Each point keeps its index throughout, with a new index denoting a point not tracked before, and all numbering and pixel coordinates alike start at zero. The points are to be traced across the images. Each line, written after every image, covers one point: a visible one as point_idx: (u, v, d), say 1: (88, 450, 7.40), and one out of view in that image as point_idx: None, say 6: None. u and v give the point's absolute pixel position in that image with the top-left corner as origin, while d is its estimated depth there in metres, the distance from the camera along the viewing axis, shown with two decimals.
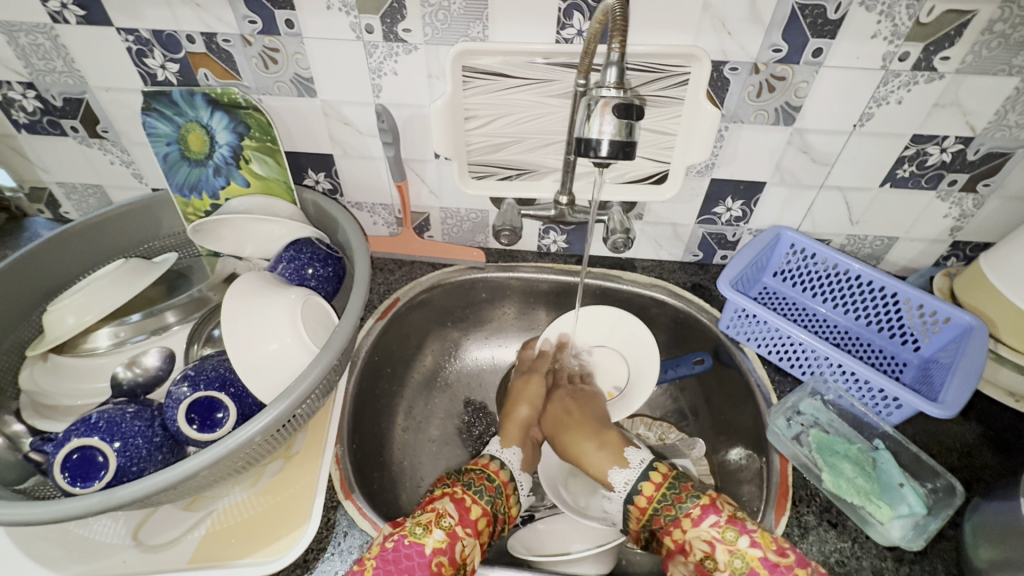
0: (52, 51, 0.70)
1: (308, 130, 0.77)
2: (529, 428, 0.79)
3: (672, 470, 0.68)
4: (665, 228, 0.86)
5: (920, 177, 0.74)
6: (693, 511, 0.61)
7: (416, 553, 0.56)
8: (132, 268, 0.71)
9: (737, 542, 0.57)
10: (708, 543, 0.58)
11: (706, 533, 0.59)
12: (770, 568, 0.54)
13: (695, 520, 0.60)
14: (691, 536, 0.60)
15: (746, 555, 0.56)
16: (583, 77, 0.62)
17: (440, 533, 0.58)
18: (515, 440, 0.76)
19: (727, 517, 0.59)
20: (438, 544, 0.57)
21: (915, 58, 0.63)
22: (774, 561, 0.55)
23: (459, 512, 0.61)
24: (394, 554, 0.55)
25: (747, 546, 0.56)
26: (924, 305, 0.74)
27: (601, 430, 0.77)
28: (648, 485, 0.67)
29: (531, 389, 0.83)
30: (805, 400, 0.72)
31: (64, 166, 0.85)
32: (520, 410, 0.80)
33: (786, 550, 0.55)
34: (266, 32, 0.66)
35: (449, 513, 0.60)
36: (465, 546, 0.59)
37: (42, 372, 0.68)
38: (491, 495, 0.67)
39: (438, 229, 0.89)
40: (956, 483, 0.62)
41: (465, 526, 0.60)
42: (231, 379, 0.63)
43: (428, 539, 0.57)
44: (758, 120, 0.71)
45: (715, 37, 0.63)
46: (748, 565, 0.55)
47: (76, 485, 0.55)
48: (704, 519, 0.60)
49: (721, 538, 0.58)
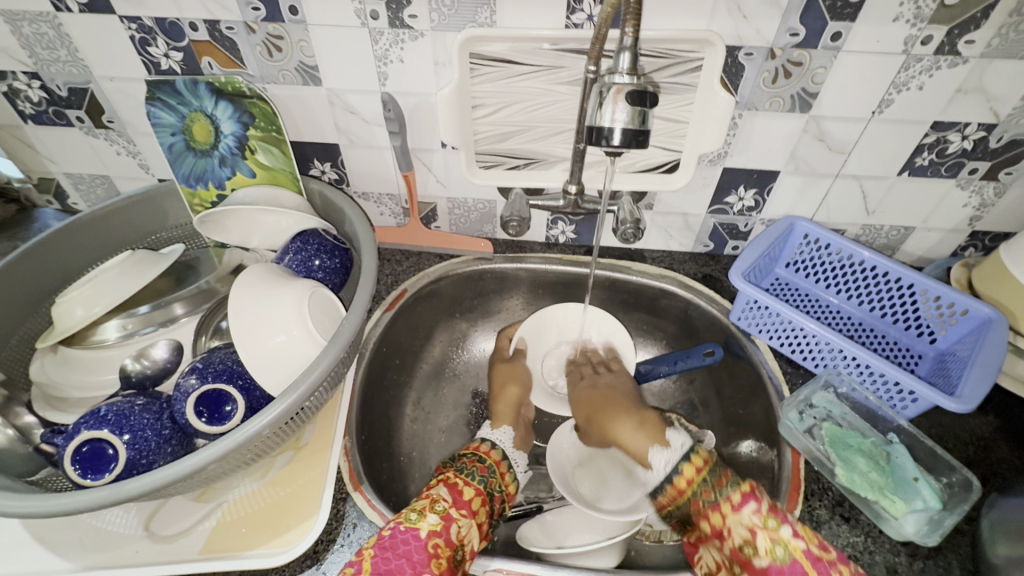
0: (56, 40, 0.69)
1: (314, 120, 0.76)
2: (519, 407, 0.81)
3: (709, 453, 0.66)
4: (675, 218, 0.84)
5: (939, 165, 0.72)
6: (733, 497, 0.60)
7: (412, 537, 0.56)
8: (140, 259, 0.71)
9: (779, 531, 0.56)
10: (749, 530, 0.57)
11: (748, 520, 0.58)
12: (812, 560, 0.53)
13: (736, 505, 0.59)
14: (730, 522, 0.59)
15: (787, 544, 0.55)
16: (594, 64, 0.60)
17: (435, 517, 0.58)
18: (505, 421, 0.78)
19: (768, 506, 0.58)
20: (434, 527, 0.57)
21: (938, 42, 0.61)
22: (816, 553, 0.54)
23: (452, 496, 0.62)
24: (392, 540, 0.55)
25: (790, 535, 0.55)
26: (942, 297, 0.72)
27: (638, 410, 0.76)
28: (688, 467, 0.65)
29: (518, 373, 0.85)
30: (818, 393, 0.70)
31: (71, 157, 0.85)
32: (511, 389, 0.82)
33: (828, 546, 0.55)
34: (270, 19, 0.65)
35: (443, 498, 0.61)
36: (461, 528, 0.59)
37: (52, 364, 0.68)
38: (484, 476, 0.67)
39: (445, 219, 0.88)
40: (972, 478, 0.61)
41: (459, 508, 0.61)
42: (238, 371, 0.63)
43: (423, 523, 0.57)
44: (774, 107, 0.69)
45: (731, 21, 0.61)
46: (790, 555, 0.54)
47: (86, 477, 0.55)
48: (744, 506, 0.59)
49: (763, 525, 0.56)
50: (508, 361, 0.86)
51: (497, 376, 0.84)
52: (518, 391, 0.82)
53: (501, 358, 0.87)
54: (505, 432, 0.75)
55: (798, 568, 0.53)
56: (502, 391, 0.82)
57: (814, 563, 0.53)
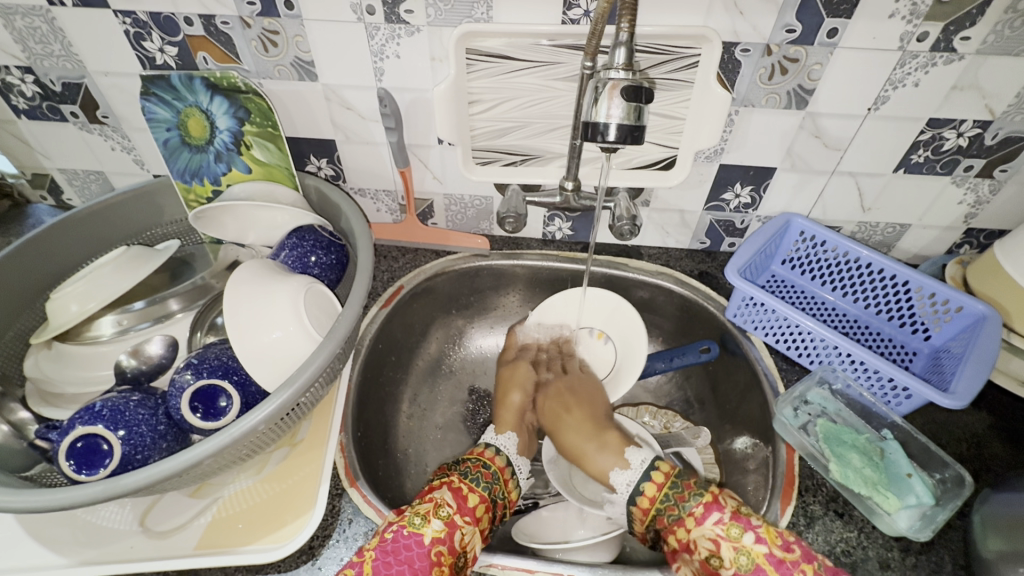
0: (49, 34, 0.69)
1: (309, 115, 0.76)
2: (524, 413, 0.79)
3: (672, 467, 0.66)
4: (672, 215, 0.84)
5: (934, 162, 0.73)
6: (696, 509, 0.59)
7: (414, 543, 0.56)
8: (135, 255, 0.71)
9: (742, 539, 0.56)
10: (712, 542, 0.57)
11: (710, 531, 0.57)
12: (776, 564, 0.54)
13: (698, 518, 0.59)
14: (695, 536, 0.58)
15: (750, 551, 0.55)
16: (590, 60, 0.60)
17: (439, 523, 0.58)
18: (509, 427, 0.76)
19: (731, 515, 0.58)
20: (437, 534, 0.57)
21: (934, 38, 0.61)
22: (779, 557, 0.54)
23: (457, 501, 0.61)
24: (393, 544, 0.56)
25: (753, 542, 0.55)
26: (936, 294, 0.73)
27: (602, 428, 0.75)
28: (650, 485, 0.64)
29: (521, 375, 0.82)
30: (812, 389, 0.71)
31: (66, 152, 0.84)
32: (513, 396, 0.79)
33: (792, 545, 0.55)
34: (265, 14, 0.65)
35: (447, 503, 0.60)
36: (464, 535, 0.59)
37: (46, 360, 0.68)
38: (488, 482, 0.66)
39: (442, 215, 0.88)
40: (965, 474, 0.61)
41: (463, 515, 0.60)
42: (234, 367, 0.62)
43: (426, 529, 0.57)
44: (770, 104, 0.69)
45: (727, 17, 0.61)
46: (754, 562, 0.54)
47: (81, 473, 0.55)
48: (706, 517, 0.58)
49: (726, 535, 0.56)
50: (511, 362, 0.84)
51: (502, 380, 0.82)
52: (521, 397, 0.80)
53: (505, 360, 0.85)
54: (500, 428, 0.75)
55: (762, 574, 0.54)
56: (505, 397, 0.80)
57: (778, 567, 0.53)
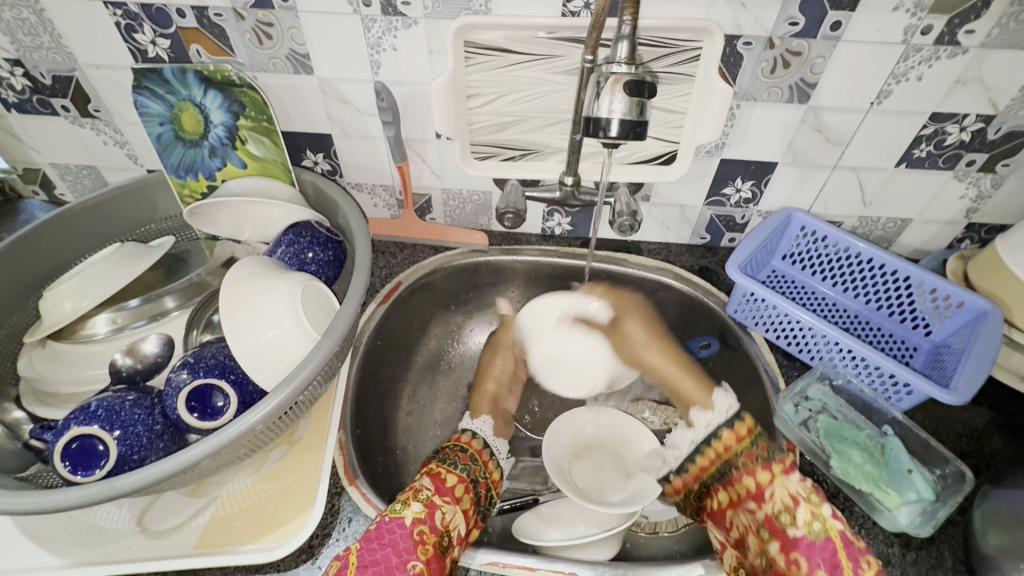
0: (38, 26, 0.68)
1: (305, 108, 0.74)
2: (497, 401, 0.83)
3: (751, 425, 0.69)
4: (673, 211, 0.84)
5: (937, 157, 0.72)
6: (785, 462, 0.64)
7: (397, 526, 0.57)
8: (130, 251, 0.70)
9: (821, 508, 0.60)
10: (791, 498, 0.61)
11: (793, 488, 0.62)
12: (845, 542, 0.57)
13: (785, 471, 0.64)
14: (775, 484, 0.63)
15: (825, 521, 0.59)
16: (591, 53, 0.59)
17: (419, 505, 0.61)
18: (484, 412, 0.80)
19: (814, 484, 0.62)
20: (417, 515, 0.59)
21: (939, 32, 0.60)
22: (850, 538, 0.57)
23: (435, 484, 0.64)
24: (377, 530, 0.57)
25: (830, 514, 0.59)
26: (937, 290, 0.72)
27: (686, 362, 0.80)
28: (729, 434, 0.70)
29: (497, 365, 0.85)
30: (813, 385, 0.70)
31: (57, 147, 0.83)
32: (488, 386, 0.83)
33: (861, 536, 0.58)
34: (259, 6, 0.64)
35: (427, 487, 0.64)
36: (444, 514, 0.61)
37: (40, 359, 0.67)
38: (467, 464, 0.69)
39: (440, 211, 0.87)
40: (966, 470, 0.61)
41: (443, 496, 0.63)
42: (231, 366, 0.62)
43: (407, 512, 0.59)
44: (772, 98, 0.68)
45: (730, 10, 0.60)
46: (826, 532, 0.58)
47: (77, 474, 0.54)
48: (793, 475, 0.63)
49: (806, 497, 0.61)
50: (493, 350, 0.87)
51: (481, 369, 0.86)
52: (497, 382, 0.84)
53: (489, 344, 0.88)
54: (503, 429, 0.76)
55: (831, 545, 0.57)
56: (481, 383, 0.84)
57: (846, 546, 0.57)
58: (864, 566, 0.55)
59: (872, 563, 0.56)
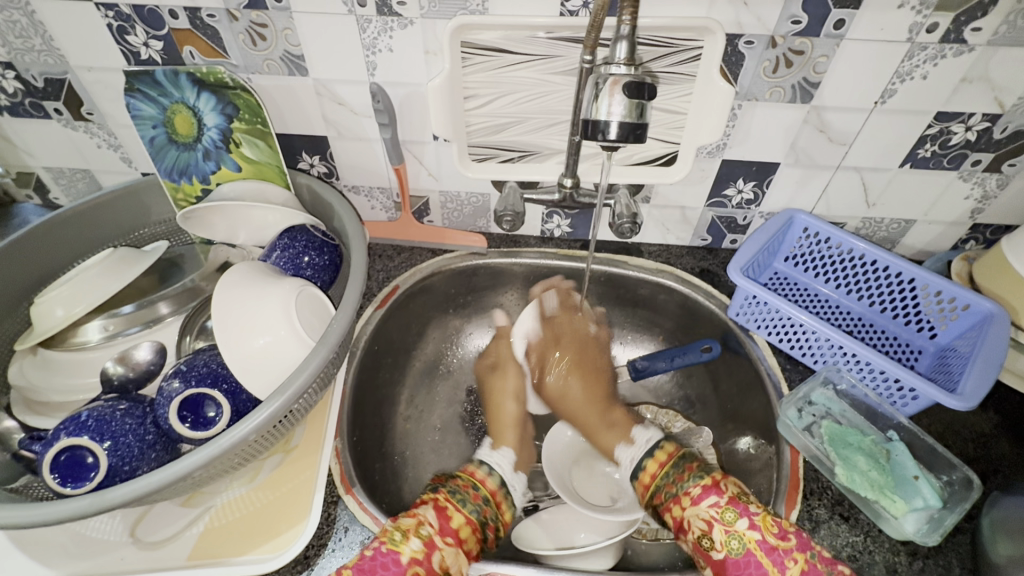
0: (29, 28, 0.67)
1: (300, 111, 0.73)
2: (521, 423, 0.79)
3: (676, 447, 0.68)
4: (673, 212, 0.83)
5: (942, 157, 0.71)
6: (694, 490, 0.62)
7: (392, 562, 0.54)
8: (123, 256, 0.69)
9: (736, 524, 0.57)
10: (706, 522, 0.59)
11: (705, 513, 0.59)
12: (767, 550, 0.55)
13: (694, 500, 0.61)
14: (690, 514, 0.61)
15: (743, 536, 0.56)
16: (590, 53, 0.58)
17: (418, 542, 0.56)
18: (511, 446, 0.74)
19: (729, 499, 0.59)
20: (415, 555, 0.55)
21: (944, 29, 0.59)
22: (771, 544, 0.55)
23: (439, 521, 0.59)
24: (371, 562, 0.54)
25: (746, 528, 0.57)
26: (942, 292, 0.71)
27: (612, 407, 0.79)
28: (651, 462, 0.68)
29: (508, 384, 0.81)
30: (817, 390, 0.69)
31: (50, 150, 0.82)
32: (508, 409, 0.79)
33: (788, 533, 0.56)
34: (253, 7, 0.63)
35: (429, 521, 0.58)
36: (444, 557, 0.57)
37: (32, 367, 0.66)
38: (477, 503, 0.63)
39: (438, 213, 0.86)
40: (973, 476, 0.60)
41: (445, 536, 0.58)
42: (224, 375, 0.61)
43: (405, 547, 0.55)
44: (774, 98, 0.67)
45: (731, 8, 0.59)
46: (745, 546, 0.56)
47: (66, 486, 0.54)
48: (704, 500, 0.60)
49: (720, 518, 0.58)
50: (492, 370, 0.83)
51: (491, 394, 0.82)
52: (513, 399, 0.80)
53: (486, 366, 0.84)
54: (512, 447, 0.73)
55: (752, 559, 0.55)
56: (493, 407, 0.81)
57: (769, 553, 0.55)
58: (790, 567, 0.54)
59: (799, 560, 0.54)
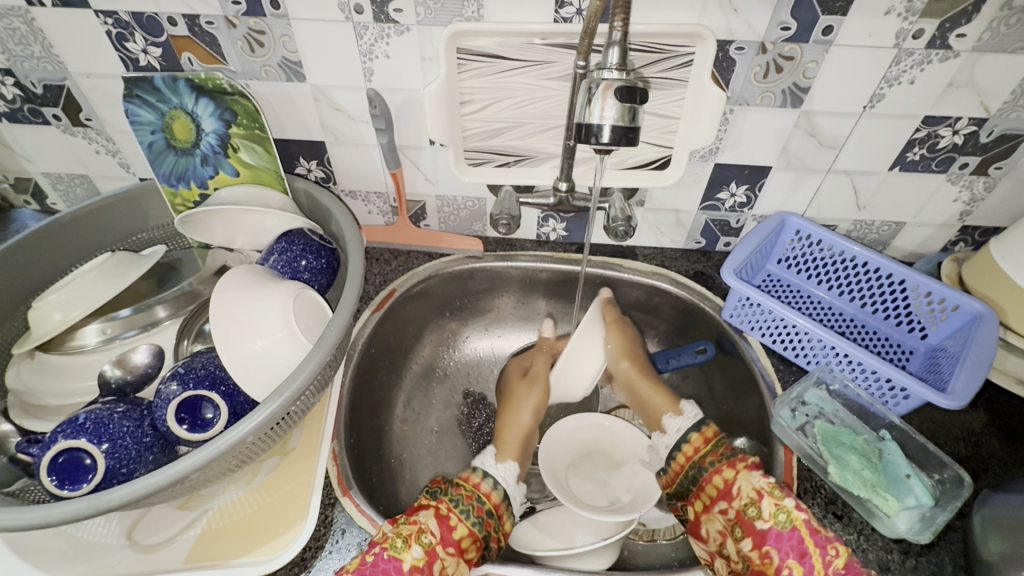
0: (29, 35, 0.67)
1: (298, 115, 0.74)
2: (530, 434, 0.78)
3: (715, 431, 0.71)
4: (667, 215, 0.83)
5: (930, 160, 0.72)
6: (745, 464, 0.64)
7: (393, 569, 0.54)
8: (119, 263, 0.69)
9: (784, 501, 0.59)
10: (755, 492, 0.61)
11: (756, 484, 0.61)
12: (811, 531, 0.56)
13: (749, 469, 0.63)
14: (739, 481, 0.63)
15: (790, 512, 0.58)
16: (583, 59, 0.59)
17: (419, 550, 0.56)
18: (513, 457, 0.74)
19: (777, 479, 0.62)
20: (416, 562, 0.55)
21: (930, 35, 0.60)
22: (816, 526, 0.57)
23: (441, 530, 0.59)
24: (373, 568, 0.54)
25: (793, 507, 0.58)
26: (932, 293, 0.72)
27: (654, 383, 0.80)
28: (696, 437, 0.71)
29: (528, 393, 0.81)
30: (810, 390, 0.70)
31: (48, 156, 0.82)
32: (523, 418, 0.79)
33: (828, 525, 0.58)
34: (251, 14, 0.63)
35: (431, 530, 0.58)
36: (443, 566, 0.57)
37: (30, 370, 0.67)
38: (480, 516, 0.64)
39: (434, 217, 0.87)
40: (964, 475, 0.61)
41: (446, 546, 0.58)
42: (221, 377, 0.61)
43: (406, 554, 0.55)
44: (765, 103, 0.68)
45: (722, 15, 0.60)
46: (792, 522, 0.57)
47: (63, 488, 0.54)
48: (756, 471, 0.63)
49: (770, 491, 0.60)
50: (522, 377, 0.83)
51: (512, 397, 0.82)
52: (529, 406, 0.80)
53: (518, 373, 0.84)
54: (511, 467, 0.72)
55: (797, 533, 0.57)
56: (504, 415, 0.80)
57: (812, 534, 0.56)
58: (831, 552, 0.55)
59: (840, 552, 0.55)
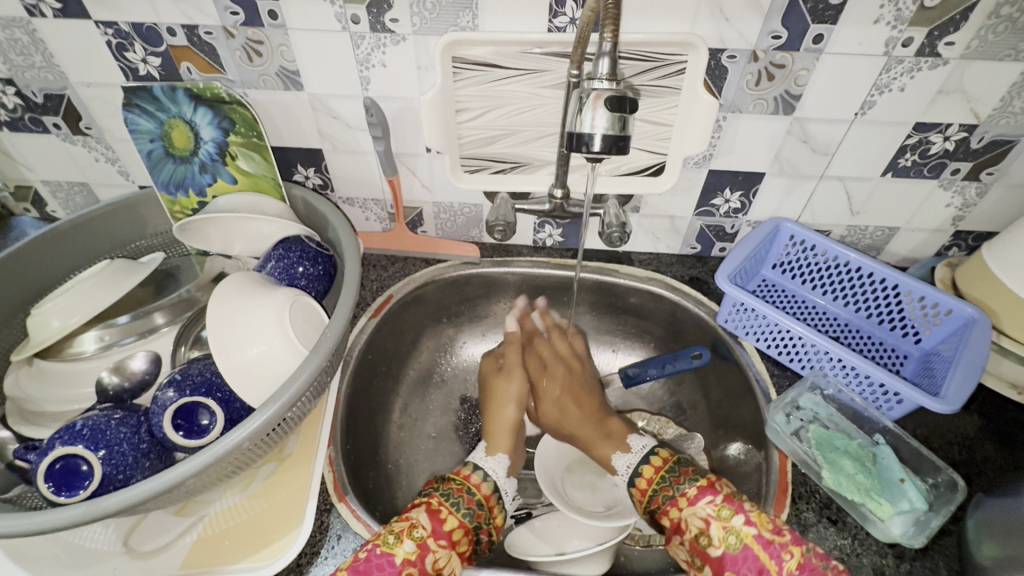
0: (30, 45, 0.68)
1: (295, 123, 0.75)
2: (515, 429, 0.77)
3: (669, 455, 0.69)
4: (662, 221, 0.84)
5: (922, 166, 0.73)
6: (690, 492, 0.62)
7: (386, 563, 0.54)
8: (119, 269, 0.70)
9: (732, 520, 0.57)
10: (703, 520, 0.59)
11: (703, 511, 0.59)
12: (764, 544, 0.55)
13: (689, 501, 0.61)
14: (687, 514, 0.61)
15: (740, 532, 0.56)
16: (576, 68, 0.60)
17: (411, 543, 0.56)
18: (502, 450, 0.73)
19: (723, 497, 0.59)
20: (408, 556, 0.55)
21: (919, 43, 0.61)
22: (768, 538, 0.55)
23: (433, 523, 0.58)
24: (366, 564, 0.54)
25: (742, 523, 0.57)
26: (926, 298, 0.73)
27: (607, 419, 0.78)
28: (648, 468, 0.69)
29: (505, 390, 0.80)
30: (804, 395, 0.70)
31: (48, 164, 0.83)
32: (507, 411, 0.78)
33: (782, 528, 0.56)
34: (249, 24, 0.64)
35: (423, 524, 0.58)
36: (437, 559, 0.57)
37: (27, 377, 0.67)
38: (470, 507, 0.63)
39: (431, 223, 0.87)
40: (958, 479, 0.61)
41: (438, 538, 0.58)
42: (218, 383, 0.61)
43: (399, 549, 0.55)
44: (757, 109, 0.69)
45: (713, 24, 0.61)
46: (742, 541, 0.56)
47: (60, 494, 0.54)
48: (700, 498, 0.61)
49: (716, 515, 0.58)
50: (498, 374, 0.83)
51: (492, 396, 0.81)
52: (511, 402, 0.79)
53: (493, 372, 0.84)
54: (501, 460, 0.71)
55: (750, 552, 0.55)
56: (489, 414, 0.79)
57: (765, 547, 0.55)
58: (787, 559, 0.54)
59: (795, 554, 0.54)
